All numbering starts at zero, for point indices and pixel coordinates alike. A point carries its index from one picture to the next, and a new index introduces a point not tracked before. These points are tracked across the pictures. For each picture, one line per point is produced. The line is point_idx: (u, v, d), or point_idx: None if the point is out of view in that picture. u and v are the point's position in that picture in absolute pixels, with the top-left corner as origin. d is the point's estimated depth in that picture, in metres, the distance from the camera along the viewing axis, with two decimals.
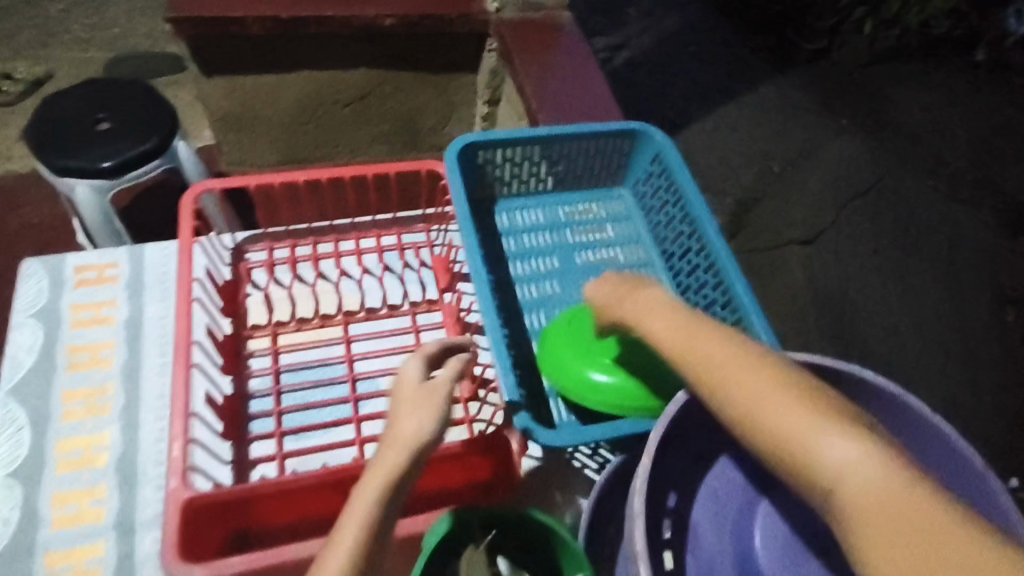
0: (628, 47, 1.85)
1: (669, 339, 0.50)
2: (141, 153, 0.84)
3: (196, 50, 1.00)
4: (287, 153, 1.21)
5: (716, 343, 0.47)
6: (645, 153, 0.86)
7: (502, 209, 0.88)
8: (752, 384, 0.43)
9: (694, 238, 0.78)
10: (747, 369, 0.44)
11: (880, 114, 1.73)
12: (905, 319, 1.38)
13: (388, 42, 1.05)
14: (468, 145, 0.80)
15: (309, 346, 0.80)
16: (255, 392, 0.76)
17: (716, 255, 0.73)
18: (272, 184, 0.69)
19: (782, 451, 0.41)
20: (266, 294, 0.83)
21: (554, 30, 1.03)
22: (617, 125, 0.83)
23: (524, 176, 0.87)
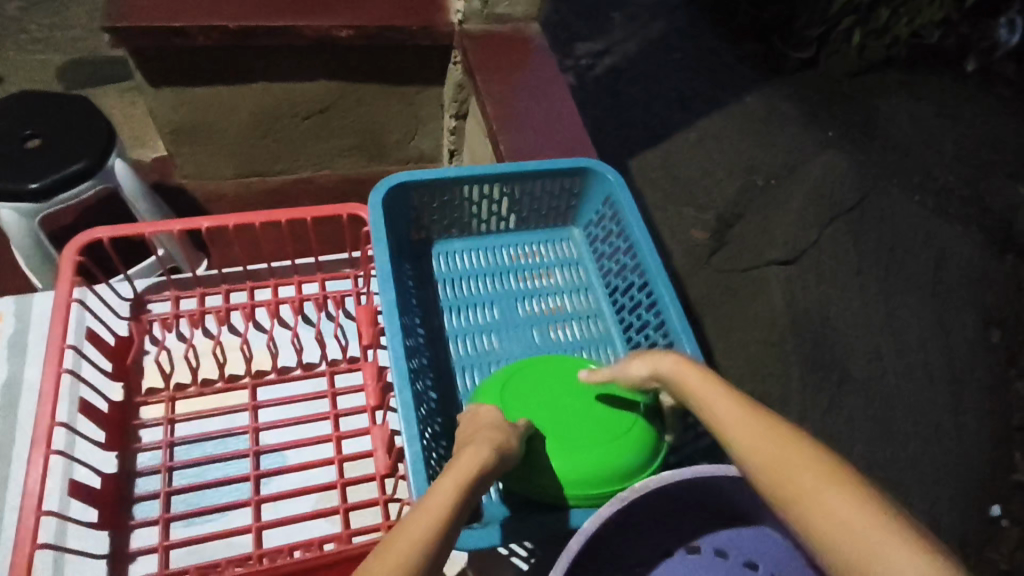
0: (611, 53, 1.80)
1: (733, 429, 0.52)
2: (70, 174, 0.79)
3: (140, 61, 0.94)
4: (245, 166, 1.17)
5: (785, 437, 0.49)
6: (596, 194, 0.82)
7: (440, 251, 0.83)
8: (827, 481, 0.45)
9: (643, 290, 0.74)
10: (823, 467, 0.46)
11: (867, 127, 1.69)
12: (887, 343, 1.34)
13: (347, 54, 0.99)
14: (404, 187, 0.75)
15: (210, 414, 0.78)
16: (142, 469, 0.73)
17: (665, 312, 0.69)
18: (172, 231, 0.63)
19: (855, 552, 0.42)
20: (161, 354, 0.80)
21: (521, 42, 0.98)
22: (565, 165, 0.78)
23: (467, 217, 0.82)
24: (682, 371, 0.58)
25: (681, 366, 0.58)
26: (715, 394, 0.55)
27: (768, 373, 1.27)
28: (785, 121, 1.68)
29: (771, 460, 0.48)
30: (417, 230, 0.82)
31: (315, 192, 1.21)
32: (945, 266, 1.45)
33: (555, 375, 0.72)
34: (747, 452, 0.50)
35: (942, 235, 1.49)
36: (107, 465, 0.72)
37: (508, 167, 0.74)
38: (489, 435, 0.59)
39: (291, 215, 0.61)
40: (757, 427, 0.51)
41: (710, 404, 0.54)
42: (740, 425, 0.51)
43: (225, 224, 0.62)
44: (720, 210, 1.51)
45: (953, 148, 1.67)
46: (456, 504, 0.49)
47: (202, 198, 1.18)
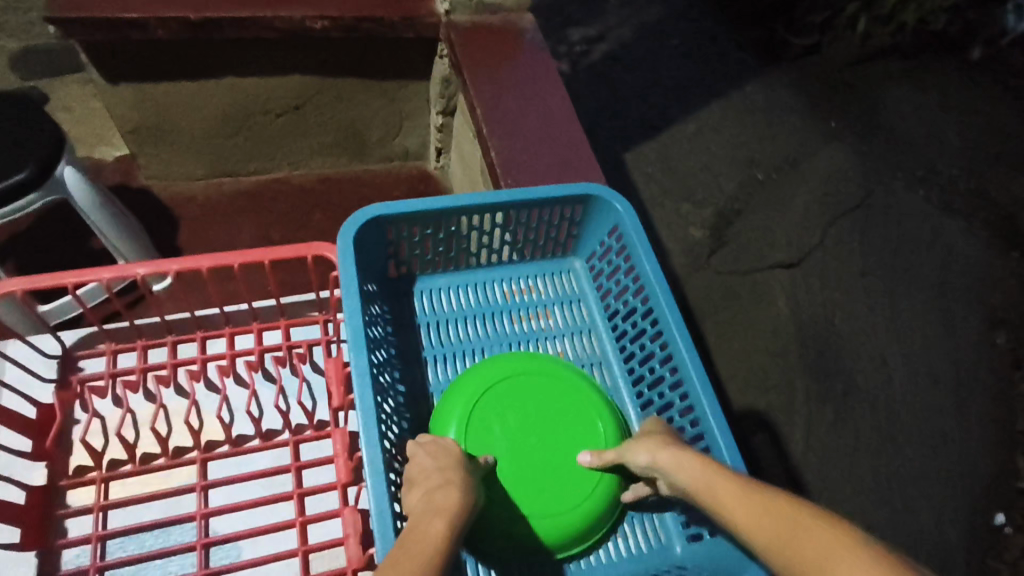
0: (606, 39, 1.71)
1: (737, 511, 0.48)
2: (11, 186, 0.71)
3: (94, 55, 0.86)
4: (215, 166, 1.09)
5: (788, 514, 0.45)
6: (600, 225, 0.75)
7: (422, 289, 0.76)
8: (838, 547, 0.41)
9: (656, 341, 0.68)
10: (831, 540, 0.42)
11: (871, 118, 1.62)
12: (892, 349, 1.30)
13: (322, 47, 0.91)
14: (383, 221, 0.68)
15: (150, 497, 0.70)
16: (69, 569, 0.66)
17: (683, 371, 0.64)
18: (101, 279, 0.55)
19: None
20: (96, 424, 0.72)
21: (513, 36, 0.90)
22: (569, 193, 0.71)
23: (455, 251, 0.76)
24: (682, 459, 0.54)
25: (681, 456, 0.54)
26: (726, 486, 0.50)
27: (770, 384, 1.23)
28: (787, 112, 1.62)
29: (779, 542, 0.45)
30: (395, 266, 0.75)
31: (291, 193, 1.12)
32: (951, 266, 1.40)
33: (543, 398, 0.68)
34: (756, 532, 0.46)
35: (946, 234, 1.44)
36: (24, 568, 0.65)
37: (505, 198, 0.67)
38: (456, 471, 0.56)
39: (243, 259, 0.55)
40: (763, 509, 0.47)
41: (711, 490, 0.51)
42: (749, 511, 0.48)
43: (167, 271, 0.55)
44: (719, 206, 1.45)
45: (957, 140, 1.62)
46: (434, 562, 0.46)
47: (167, 201, 1.09)
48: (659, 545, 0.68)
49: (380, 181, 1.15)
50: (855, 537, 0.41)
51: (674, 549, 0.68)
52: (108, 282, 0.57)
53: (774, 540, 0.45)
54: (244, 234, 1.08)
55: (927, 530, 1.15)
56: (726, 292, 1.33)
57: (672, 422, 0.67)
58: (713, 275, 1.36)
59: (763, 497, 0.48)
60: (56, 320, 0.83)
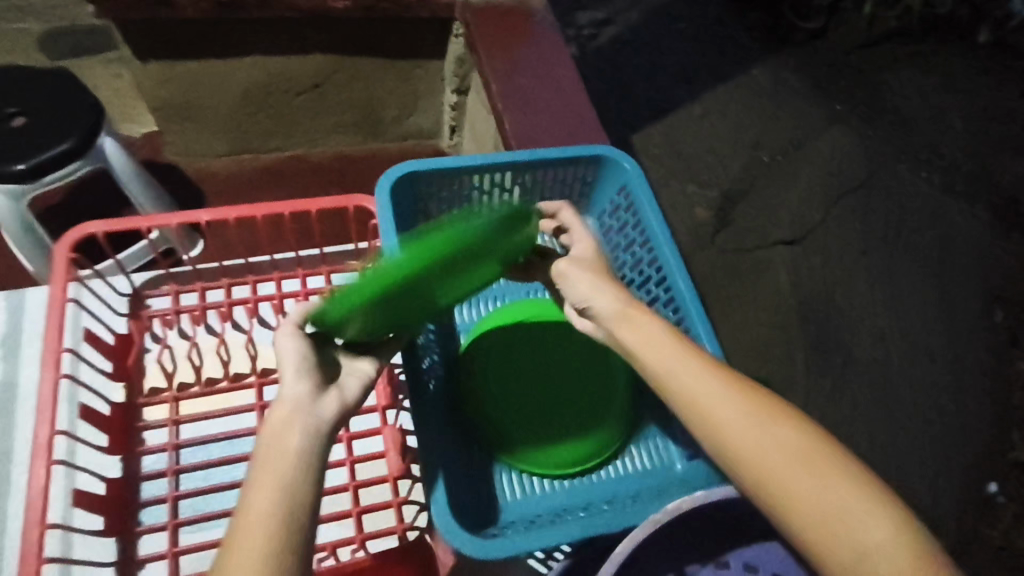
0: (613, 23, 1.74)
1: (679, 381, 0.56)
2: (56, 155, 0.76)
3: (128, 34, 0.90)
4: (238, 143, 1.13)
5: (758, 409, 0.54)
6: (611, 184, 0.80)
7: None
8: (767, 426, 0.53)
9: (662, 287, 0.73)
10: (788, 441, 0.52)
11: (875, 101, 1.66)
12: (891, 324, 1.34)
13: (342, 28, 0.96)
14: (409, 175, 0.72)
15: (216, 415, 0.76)
16: (148, 474, 0.72)
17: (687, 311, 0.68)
18: (167, 225, 0.60)
19: (785, 494, 0.51)
20: (164, 352, 0.78)
21: (524, 15, 0.94)
22: (583, 151, 0.76)
23: None
24: (634, 320, 0.60)
25: (634, 317, 0.60)
26: (674, 357, 0.57)
27: (772, 356, 1.27)
28: (792, 95, 1.65)
29: (747, 431, 0.53)
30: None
31: (312, 169, 1.17)
32: (951, 246, 1.44)
33: (469, 265, 0.59)
34: (692, 401, 0.55)
35: (948, 215, 1.47)
36: (112, 469, 0.72)
37: (524, 154, 0.71)
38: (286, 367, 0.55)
39: (294, 207, 0.59)
40: (732, 397, 0.55)
41: (656, 356, 0.57)
42: (686, 379, 0.56)
43: (224, 216, 0.59)
44: (724, 187, 1.49)
45: (960, 123, 1.65)
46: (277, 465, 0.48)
47: (193, 176, 1.14)
48: (659, 463, 0.74)
49: (395, 158, 1.20)
50: (804, 440, 0.52)
51: (674, 466, 0.73)
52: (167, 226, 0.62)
53: (742, 428, 0.53)
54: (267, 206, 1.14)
55: (921, 496, 1.21)
56: (729, 269, 1.37)
57: None
58: (717, 253, 1.40)
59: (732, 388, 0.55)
60: (133, 264, 0.90)
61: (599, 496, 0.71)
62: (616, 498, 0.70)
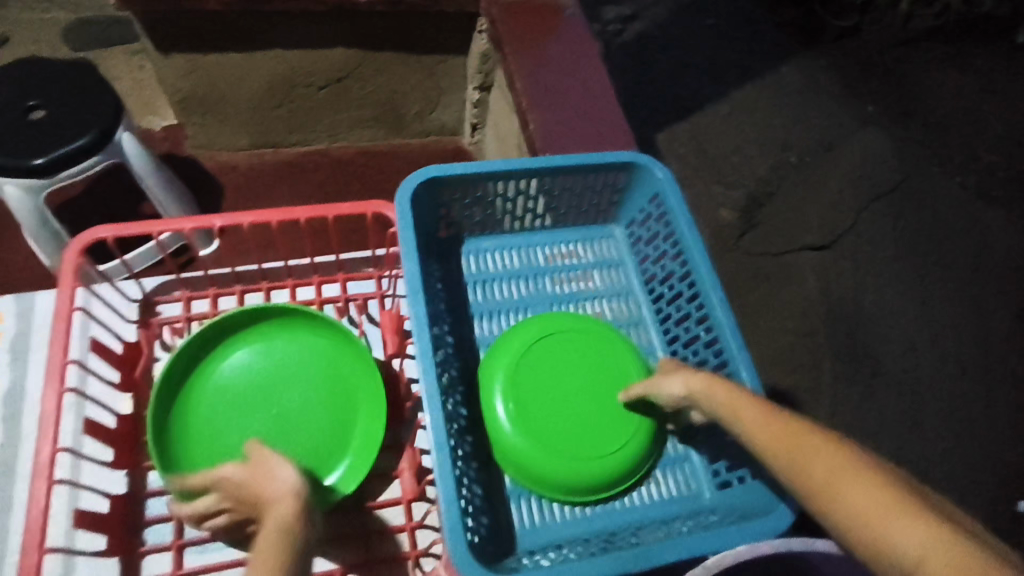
0: (639, 18, 1.69)
1: (755, 430, 0.52)
2: (76, 149, 0.74)
3: (151, 26, 0.89)
4: (259, 137, 1.12)
5: (803, 434, 0.49)
6: (642, 191, 0.77)
7: (470, 249, 0.79)
8: (845, 466, 0.45)
9: (693, 303, 0.71)
10: (846, 462, 0.46)
11: (909, 102, 1.60)
12: (921, 334, 1.30)
13: (365, 21, 0.94)
14: (433, 181, 0.70)
15: None
16: (153, 491, 0.70)
17: (719, 330, 0.66)
18: (181, 228, 0.59)
19: (872, 541, 0.42)
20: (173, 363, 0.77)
21: (552, 11, 0.91)
22: (614, 159, 0.73)
23: (499, 215, 0.78)
24: (710, 387, 0.57)
25: (709, 381, 0.57)
26: (744, 406, 0.53)
27: (798, 365, 1.23)
28: (822, 94, 1.60)
29: (798, 460, 0.48)
30: (445, 226, 0.77)
31: (331, 164, 1.15)
32: (985, 253, 1.39)
33: (344, 387, 0.73)
34: (768, 448, 0.50)
35: (982, 220, 1.42)
36: (117, 485, 0.70)
37: (553, 162, 0.69)
38: (267, 473, 0.57)
39: (310, 214, 0.57)
40: (783, 431, 0.50)
41: (733, 411, 0.54)
42: (760, 427, 0.51)
43: (240, 223, 0.58)
44: (751, 188, 1.45)
45: (998, 126, 1.59)
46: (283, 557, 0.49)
47: (213, 169, 1.13)
48: (688, 492, 0.72)
49: (415, 155, 1.18)
50: (862, 459, 0.45)
51: (703, 496, 0.72)
52: (182, 230, 0.60)
53: (794, 459, 0.48)
54: (286, 203, 1.12)
55: None
56: (754, 274, 1.33)
57: None
58: (742, 256, 1.36)
59: (784, 420, 0.51)
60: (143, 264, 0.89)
61: (624, 524, 0.69)
62: (643, 529, 0.68)
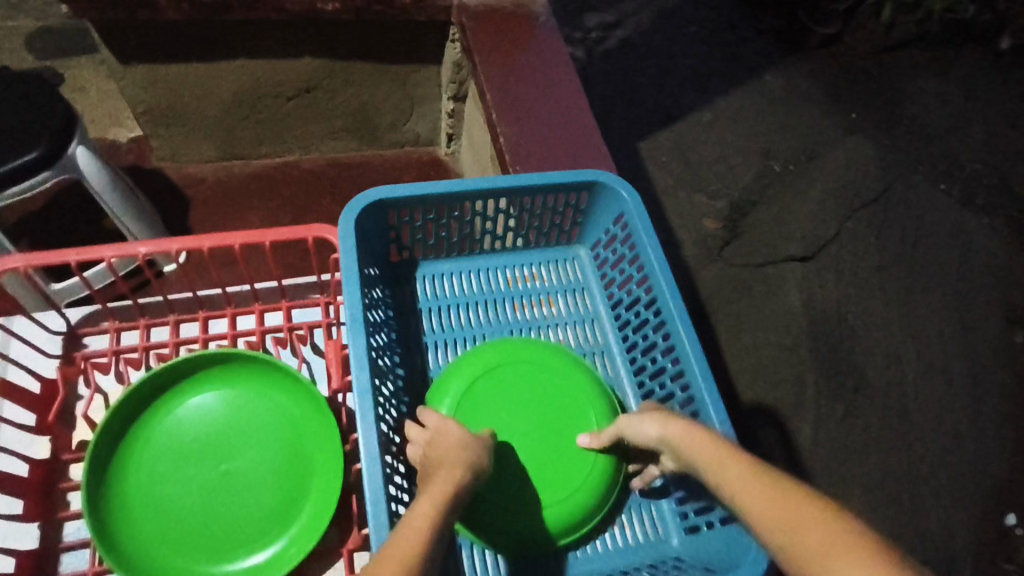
0: (623, 25, 1.68)
1: (744, 493, 0.47)
2: (22, 165, 0.71)
3: (108, 36, 0.86)
4: (226, 148, 1.09)
5: (798, 503, 0.44)
6: (606, 212, 0.75)
7: (425, 272, 0.77)
8: (841, 549, 0.40)
9: (659, 331, 0.68)
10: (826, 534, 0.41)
11: (893, 109, 1.59)
12: (907, 345, 1.28)
13: (333, 32, 0.91)
14: (385, 203, 0.67)
15: None
16: (69, 544, 0.66)
17: (684, 363, 0.64)
18: (104, 255, 0.56)
19: None
20: (92, 403, 0.73)
21: (525, 21, 0.88)
22: (575, 179, 0.70)
23: (457, 237, 0.76)
24: (693, 437, 0.54)
25: (693, 433, 0.54)
26: (731, 466, 0.50)
27: (781, 379, 1.21)
28: (805, 103, 1.59)
29: (784, 531, 0.43)
30: (397, 251, 0.75)
31: (302, 176, 1.12)
32: (969, 263, 1.38)
33: (297, 451, 0.68)
34: (760, 517, 0.45)
35: (966, 228, 1.42)
36: (28, 539, 0.65)
37: (509, 184, 0.66)
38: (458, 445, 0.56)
39: (242, 239, 0.56)
40: (770, 494, 0.46)
41: (718, 469, 0.50)
42: (748, 491, 0.47)
43: (166, 249, 0.56)
44: (734, 197, 1.43)
45: (981, 133, 1.58)
46: (432, 528, 0.47)
47: (180, 182, 1.09)
48: (655, 537, 0.69)
49: (389, 166, 1.15)
50: (857, 534, 0.40)
51: (671, 543, 0.69)
52: (106, 258, 0.57)
53: (784, 532, 0.43)
54: (254, 218, 1.09)
55: (936, 530, 1.13)
56: (738, 285, 1.31)
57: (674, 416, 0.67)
58: (725, 267, 1.34)
59: (772, 483, 0.47)
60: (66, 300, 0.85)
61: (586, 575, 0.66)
62: None
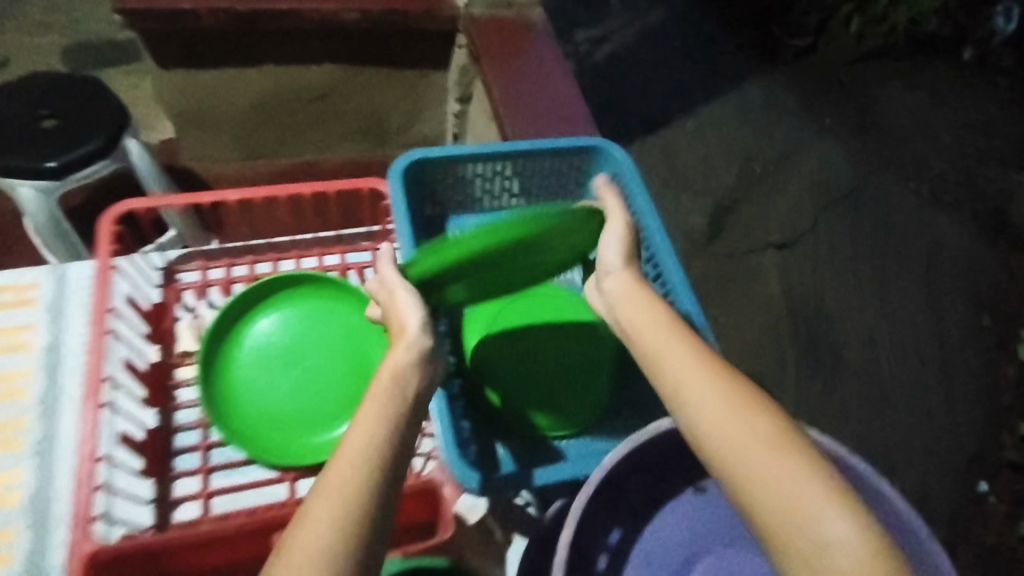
0: (610, 40, 1.80)
1: (680, 362, 0.53)
2: (85, 154, 0.80)
3: (153, 44, 0.96)
4: (251, 150, 1.18)
5: (735, 383, 0.51)
6: (604, 173, 0.85)
7: (454, 226, 0.87)
8: (755, 424, 0.48)
9: (653, 268, 0.78)
10: (768, 431, 0.48)
11: (865, 115, 1.67)
12: (881, 327, 1.38)
13: (352, 40, 1.01)
14: (418, 162, 0.78)
15: None
16: (180, 427, 0.76)
17: (676, 293, 0.73)
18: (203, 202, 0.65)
19: (765, 497, 0.45)
20: (195, 320, 0.81)
21: (525, 29, 0.99)
22: (578, 143, 0.81)
23: (481, 195, 0.86)
24: (644, 306, 0.60)
25: (643, 303, 0.60)
26: (674, 338, 0.55)
27: (765, 357, 1.33)
28: (781, 108, 1.68)
29: (707, 399, 0.50)
30: (430, 208, 0.85)
31: (322, 173, 1.23)
32: (939, 253, 1.48)
33: (361, 353, 0.78)
34: (690, 385, 0.51)
35: (935, 224, 1.50)
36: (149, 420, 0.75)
37: (523, 145, 0.77)
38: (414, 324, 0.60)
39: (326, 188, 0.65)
40: (709, 370, 0.52)
41: (657, 338, 0.56)
42: (688, 361, 0.53)
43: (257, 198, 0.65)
44: (718, 196, 1.53)
45: (949, 138, 1.65)
46: (381, 422, 0.50)
47: (210, 181, 1.19)
48: None
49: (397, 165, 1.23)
50: (776, 417, 0.49)
51: None
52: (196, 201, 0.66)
53: (711, 399, 0.50)
54: None
55: (909, 493, 1.26)
56: (722, 275, 1.44)
57: None
58: (711, 258, 1.46)
59: (711, 363, 0.53)
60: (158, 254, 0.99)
61: None
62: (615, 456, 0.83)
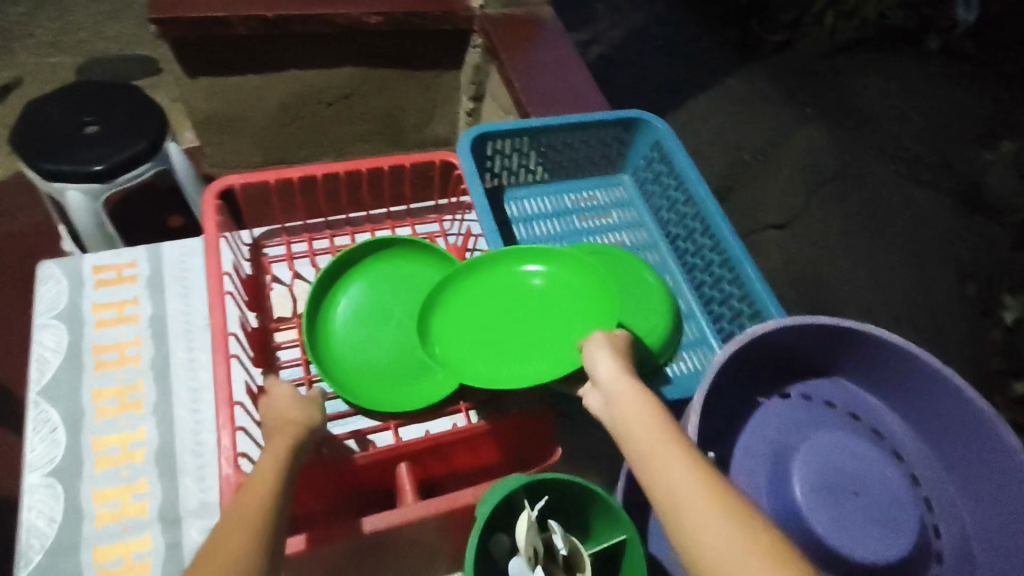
0: (598, 42, 1.89)
1: (662, 471, 0.47)
2: (130, 156, 0.83)
3: (179, 52, 0.99)
4: (273, 152, 1.22)
5: (717, 493, 0.45)
6: (644, 142, 0.94)
7: (509, 197, 0.95)
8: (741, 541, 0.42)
9: (695, 220, 0.86)
10: (749, 533, 0.42)
11: (844, 101, 1.74)
12: (874, 298, 1.43)
13: (369, 42, 1.05)
14: (481, 136, 0.87)
15: None
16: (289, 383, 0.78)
17: (720, 235, 0.81)
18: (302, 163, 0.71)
19: None
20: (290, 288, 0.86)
21: (536, 25, 1.05)
22: (620, 115, 0.90)
23: (534, 167, 0.95)
24: (629, 404, 0.54)
25: (630, 400, 0.55)
26: (656, 442, 0.50)
27: None
28: (763, 99, 1.76)
29: (689, 513, 0.44)
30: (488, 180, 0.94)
31: None
32: (923, 225, 1.48)
33: None
34: (671, 493, 0.46)
35: (915, 200, 1.51)
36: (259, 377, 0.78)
37: (574, 117, 0.86)
38: (292, 405, 0.63)
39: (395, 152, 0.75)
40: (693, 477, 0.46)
41: (641, 441, 0.50)
42: (669, 469, 0.47)
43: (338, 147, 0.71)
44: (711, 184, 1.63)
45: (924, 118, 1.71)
46: (277, 478, 0.53)
47: None
48: None
49: None
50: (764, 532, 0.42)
51: None
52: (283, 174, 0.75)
53: (693, 511, 0.44)
54: None
55: None
56: None
57: (722, 291, 0.82)
58: None
59: (698, 470, 0.47)
60: None
61: None
62: None
